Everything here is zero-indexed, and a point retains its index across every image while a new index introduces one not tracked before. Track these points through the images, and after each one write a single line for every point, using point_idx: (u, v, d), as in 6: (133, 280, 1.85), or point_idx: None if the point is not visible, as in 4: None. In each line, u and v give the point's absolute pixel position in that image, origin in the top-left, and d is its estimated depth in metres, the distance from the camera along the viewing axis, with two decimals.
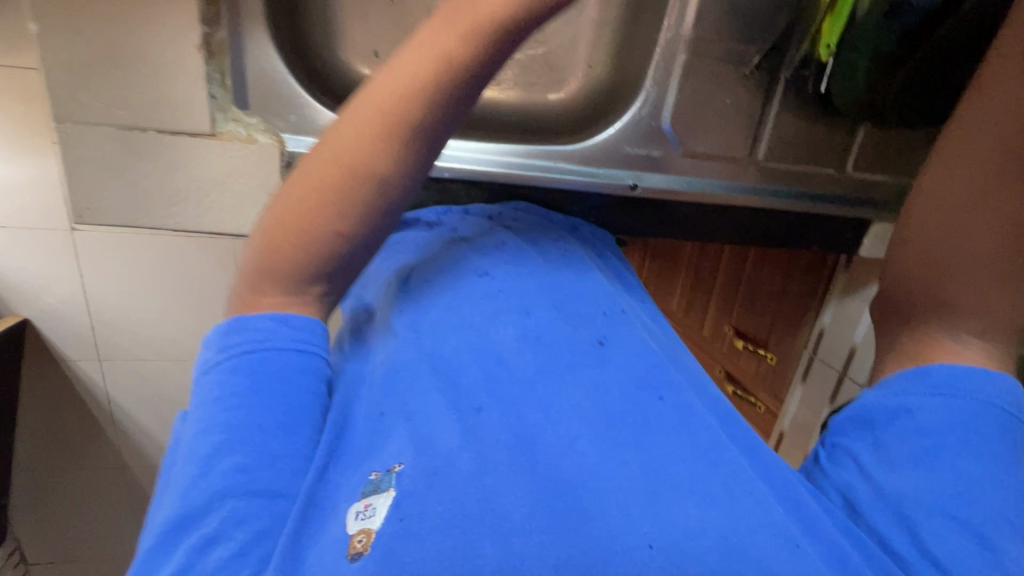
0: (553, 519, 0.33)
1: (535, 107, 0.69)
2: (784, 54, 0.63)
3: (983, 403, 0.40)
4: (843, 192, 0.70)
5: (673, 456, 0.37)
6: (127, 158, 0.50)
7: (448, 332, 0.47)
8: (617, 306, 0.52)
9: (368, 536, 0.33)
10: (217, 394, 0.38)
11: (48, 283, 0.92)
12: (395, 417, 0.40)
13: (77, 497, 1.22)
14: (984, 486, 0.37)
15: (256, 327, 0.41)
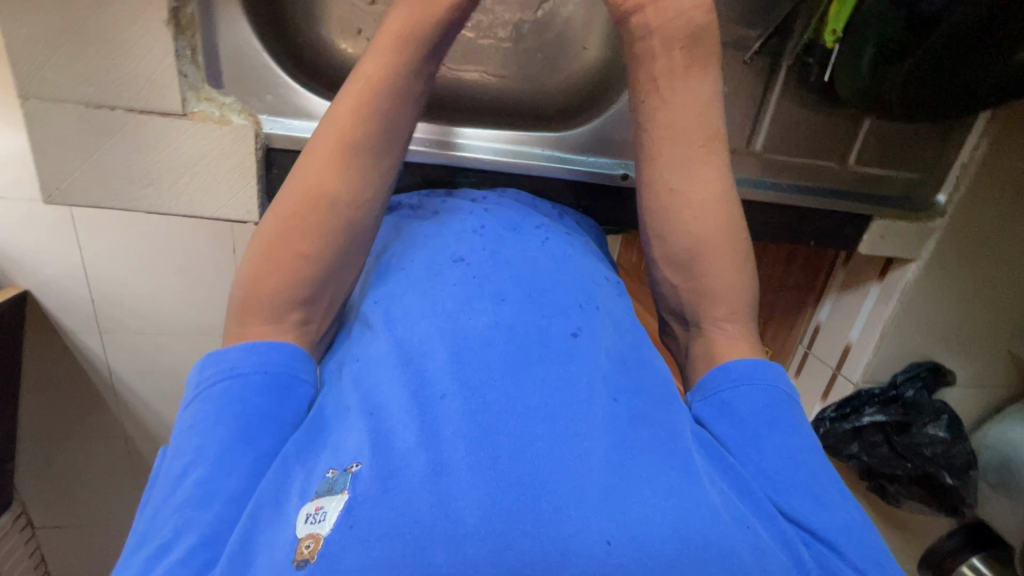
0: (511, 520, 0.31)
1: (526, 91, 0.67)
2: (788, 40, 0.60)
3: (764, 388, 0.43)
4: (844, 186, 0.68)
5: (641, 455, 0.36)
6: (96, 137, 0.48)
7: (417, 318, 0.45)
8: (594, 294, 0.50)
9: (315, 542, 0.31)
10: (191, 423, 0.39)
11: (44, 257, 0.94)
12: (357, 412, 0.38)
13: (79, 466, 1.25)
14: (806, 458, 0.39)
15: (230, 356, 0.41)
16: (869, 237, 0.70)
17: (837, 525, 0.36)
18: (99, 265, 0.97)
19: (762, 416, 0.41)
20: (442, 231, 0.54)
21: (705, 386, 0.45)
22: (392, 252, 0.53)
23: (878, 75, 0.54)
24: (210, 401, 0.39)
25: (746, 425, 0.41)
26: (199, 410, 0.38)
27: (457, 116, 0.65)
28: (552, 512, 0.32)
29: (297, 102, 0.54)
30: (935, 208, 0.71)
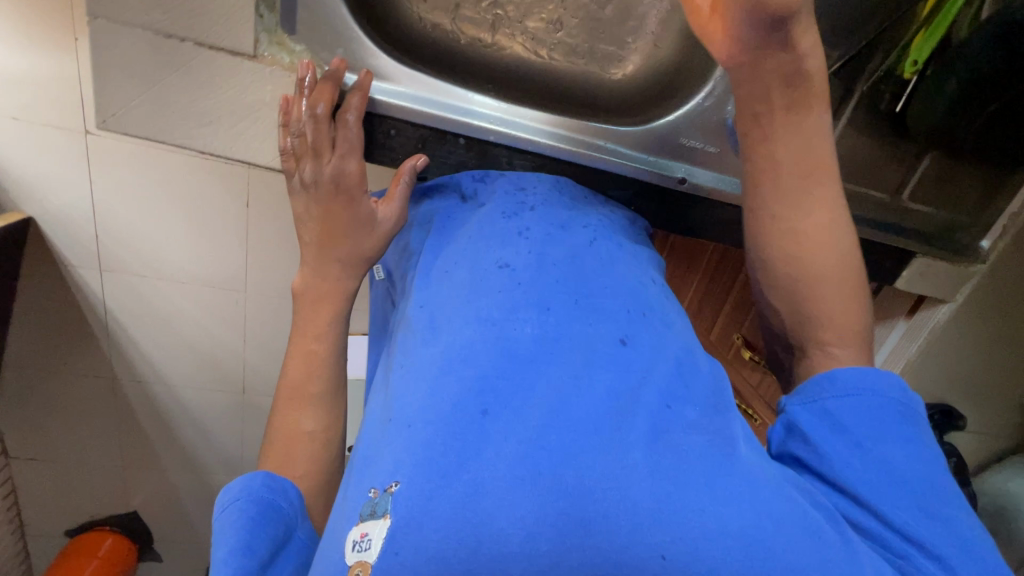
0: (562, 536, 0.30)
1: (593, 80, 0.65)
2: (867, 64, 0.59)
3: (876, 395, 0.42)
4: (898, 220, 0.66)
5: (691, 470, 0.35)
6: (160, 67, 0.47)
7: (459, 325, 0.44)
8: (643, 301, 0.49)
9: (364, 569, 0.30)
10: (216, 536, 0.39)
11: (57, 184, 0.93)
12: (397, 426, 0.38)
13: (65, 398, 1.25)
14: (917, 467, 0.38)
15: (252, 483, 0.43)
16: (909, 274, 0.70)
17: (943, 534, 0.36)
18: (109, 201, 0.96)
19: (870, 426, 0.40)
20: (487, 225, 0.52)
21: (811, 391, 0.45)
22: (438, 253, 0.53)
23: (954, 110, 0.54)
24: (247, 515, 0.40)
25: (852, 434, 0.40)
26: (240, 517, 0.40)
27: (514, 95, 0.62)
28: (604, 526, 0.31)
29: (367, 58, 0.53)
30: (979, 254, 0.69)
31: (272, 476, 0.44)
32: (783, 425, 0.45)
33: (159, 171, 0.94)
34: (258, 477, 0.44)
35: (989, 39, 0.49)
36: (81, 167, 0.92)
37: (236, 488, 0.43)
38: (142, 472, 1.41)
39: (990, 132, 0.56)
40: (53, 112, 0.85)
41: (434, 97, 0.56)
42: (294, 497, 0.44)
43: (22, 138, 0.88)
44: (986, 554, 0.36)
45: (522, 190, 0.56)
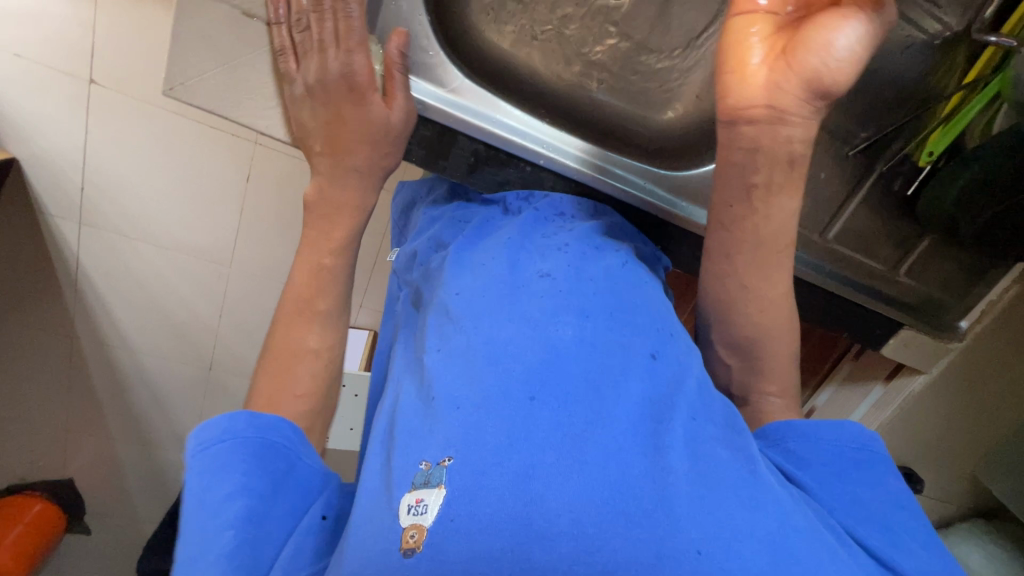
0: (605, 521, 0.33)
1: (635, 122, 0.69)
2: (886, 149, 0.64)
3: (831, 446, 0.45)
4: (889, 291, 0.72)
5: (721, 482, 0.37)
6: (240, 47, 0.48)
7: (502, 320, 0.45)
8: (671, 323, 0.49)
9: (420, 532, 0.34)
10: (213, 471, 0.41)
11: (52, 127, 0.90)
12: (442, 408, 0.39)
13: (21, 351, 1.20)
14: (886, 507, 0.42)
15: (238, 424, 0.43)
16: (894, 342, 0.76)
17: (918, 562, 0.38)
18: (103, 155, 0.94)
19: (833, 463, 0.44)
20: (527, 235, 0.54)
21: (768, 434, 0.47)
22: (475, 246, 0.55)
23: (962, 205, 0.60)
24: (235, 458, 0.41)
25: (813, 471, 0.44)
26: (227, 464, 0.41)
27: (565, 125, 0.66)
28: (644, 520, 0.33)
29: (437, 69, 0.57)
30: (956, 332, 0.75)
31: (257, 415, 0.44)
32: None
33: (165, 130, 0.91)
34: (240, 415, 0.44)
35: (1006, 149, 0.54)
36: (82, 116, 0.89)
37: (219, 426, 0.43)
38: (85, 437, 1.34)
39: (994, 228, 0.60)
40: (63, 55, 0.83)
41: (490, 112, 0.59)
42: (287, 428, 0.44)
43: (24, 79, 0.85)
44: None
45: (560, 204, 0.59)
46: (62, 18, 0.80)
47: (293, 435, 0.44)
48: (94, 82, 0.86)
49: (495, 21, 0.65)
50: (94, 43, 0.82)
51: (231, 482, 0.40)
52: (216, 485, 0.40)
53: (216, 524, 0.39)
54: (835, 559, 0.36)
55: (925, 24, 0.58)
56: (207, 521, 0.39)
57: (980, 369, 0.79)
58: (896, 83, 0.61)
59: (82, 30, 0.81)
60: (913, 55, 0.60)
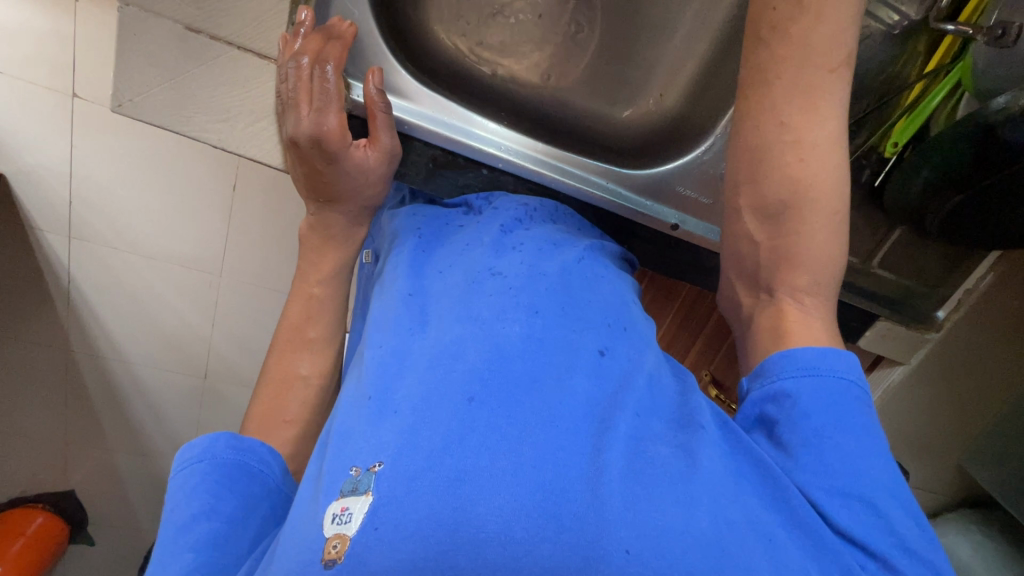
0: (537, 525, 0.32)
1: (603, 122, 0.68)
2: (851, 141, 0.64)
3: (832, 381, 0.41)
4: (863, 283, 0.71)
5: (659, 479, 0.36)
6: (186, 62, 0.48)
7: (450, 323, 0.44)
8: (623, 322, 0.49)
9: (342, 542, 0.33)
10: (194, 484, 0.41)
11: (35, 141, 0.91)
12: (379, 412, 0.39)
13: (15, 366, 1.21)
14: (873, 463, 0.38)
15: (219, 448, 0.44)
16: (872, 334, 0.75)
17: (885, 531, 0.36)
18: (83, 167, 0.94)
19: (827, 411, 0.40)
20: (486, 233, 0.54)
21: (768, 370, 0.44)
22: (426, 251, 0.53)
23: (926, 196, 0.58)
24: (208, 482, 0.42)
25: (810, 420, 0.40)
26: (198, 487, 0.41)
27: (525, 128, 0.65)
28: (575, 526, 0.32)
29: (393, 78, 0.57)
30: (934, 322, 0.76)
31: (238, 440, 0.45)
32: (752, 414, 0.44)
33: (144, 141, 0.92)
34: (221, 439, 0.45)
35: (966, 138, 0.52)
36: (64, 129, 0.90)
37: (197, 448, 0.44)
38: (84, 448, 1.35)
39: (960, 219, 0.58)
40: (46, 71, 0.85)
41: (454, 121, 0.59)
42: (267, 455, 0.46)
43: (10, 98, 0.87)
44: (922, 541, 0.37)
45: (521, 208, 0.58)
46: (41, 33, 0.83)
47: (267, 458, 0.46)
48: (77, 96, 0.87)
49: (454, 25, 0.63)
50: (74, 58, 0.84)
51: (203, 503, 0.40)
52: (189, 501, 0.40)
53: (178, 544, 0.38)
54: (765, 549, 0.34)
55: (884, 13, 0.57)
56: (176, 538, 0.39)
57: (967, 360, 0.78)
58: (863, 72, 0.59)
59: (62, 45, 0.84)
60: (872, 46, 0.58)
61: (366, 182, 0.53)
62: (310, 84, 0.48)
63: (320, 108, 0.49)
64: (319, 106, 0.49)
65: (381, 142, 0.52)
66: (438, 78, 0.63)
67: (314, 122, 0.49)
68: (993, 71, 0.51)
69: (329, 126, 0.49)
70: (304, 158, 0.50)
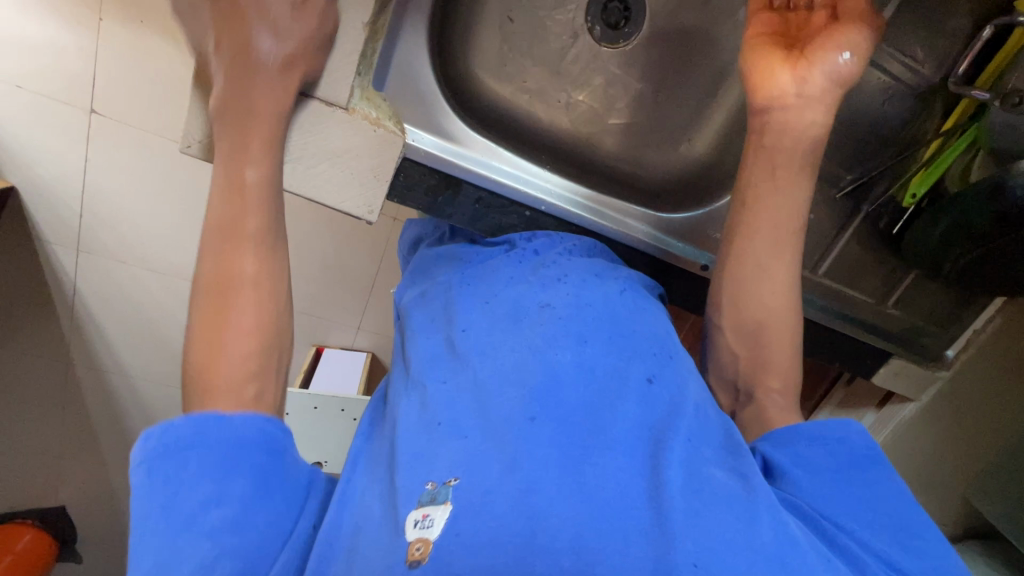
0: (610, 536, 0.34)
1: (635, 165, 0.71)
2: (871, 189, 0.67)
3: (836, 439, 0.47)
4: (877, 322, 0.75)
5: (716, 500, 0.38)
6: None
7: (506, 349, 0.47)
8: (667, 351, 0.51)
9: (425, 545, 0.35)
10: (190, 469, 0.38)
11: (51, 155, 0.92)
12: (447, 432, 0.41)
13: (15, 378, 1.20)
14: (890, 506, 0.43)
15: (207, 424, 0.39)
16: (884, 371, 0.78)
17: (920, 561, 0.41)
18: (100, 182, 0.95)
19: (838, 463, 0.46)
20: (522, 267, 0.57)
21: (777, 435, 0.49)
22: (474, 277, 0.56)
23: (945, 245, 0.61)
24: (207, 465, 0.38)
25: (824, 472, 0.45)
26: (197, 472, 0.38)
27: (563, 169, 0.68)
28: (644, 540, 0.35)
29: (442, 121, 0.59)
30: (945, 361, 0.79)
31: (227, 418, 0.40)
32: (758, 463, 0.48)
33: (164, 159, 0.93)
34: (206, 415, 0.40)
35: (986, 194, 0.54)
36: (81, 143, 0.91)
37: (179, 427, 0.39)
38: (76, 462, 1.33)
39: (976, 268, 0.61)
40: (65, 88, 0.85)
41: (492, 162, 0.62)
42: (267, 425, 0.41)
43: (24, 112, 0.87)
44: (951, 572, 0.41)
45: (566, 245, 0.60)
46: (63, 49, 0.82)
47: (259, 430, 0.40)
48: (94, 112, 0.87)
49: (498, 71, 0.66)
50: (94, 75, 0.84)
51: (208, 488, 0.38)
52: (189, 490, 0.38)
53: (193, 532, 0.37)
54: (826, 564, 0.38)
55: (905, 75, 0.61)
56: (180, 523, 0.37)
57: (972, 394, 0.81)
58: (880, 128, 0.64)
59: (82, 61, 0.83)
60: (895, 104, 0.63)
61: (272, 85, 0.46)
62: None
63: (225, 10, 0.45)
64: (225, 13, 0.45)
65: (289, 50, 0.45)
66: (484, 119, 0.66)
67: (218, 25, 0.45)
68: (1010, 135, 0.54)
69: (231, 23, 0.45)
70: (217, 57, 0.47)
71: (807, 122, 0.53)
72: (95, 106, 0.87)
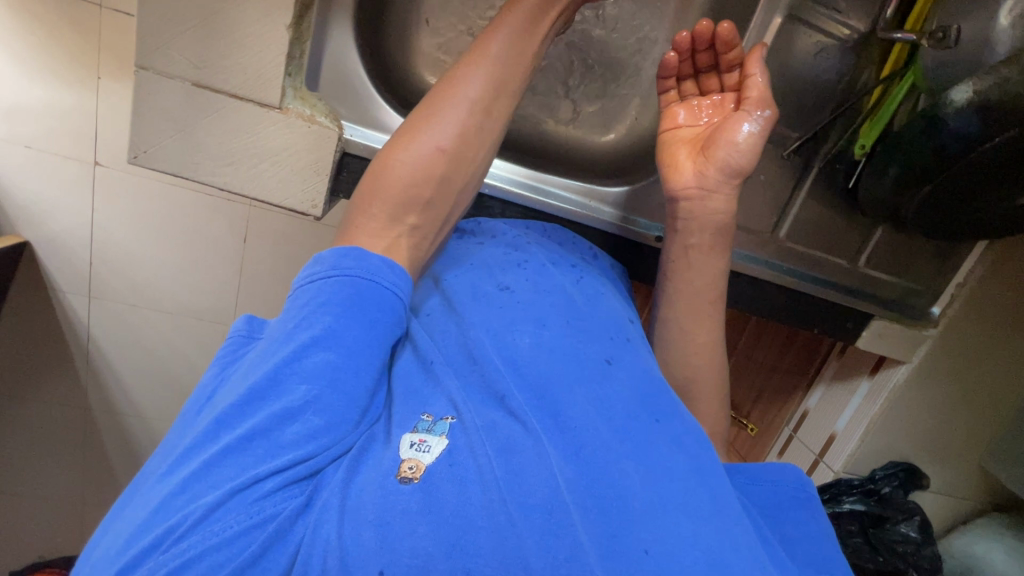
0: (591, 504, 0.39)
1: (586, 146, 0.72)
2: (821, 145, 0.67)
3: (777, 484, 0.52)
4: (853, 284, 0.73)
5: (672, 475, 0.42)
6: (194, 115, 0.53)
7: (484, 319, 0.51)
8: (623, 334, 0.53)
9: (418, 466, 0.40)
10: (321, 300, 0.44)
11: (57, 205, 0.97)
12: (450, 371, 0.48)
13: (34, 428, 1.23)
14: (813, 543, 0.49)
15: (348, 262, 0.46)
16: (869, 334, 0.76)
17: None
18: (105, 228, 1.00)
19: (774, 504, 0.51)
20: (489, 260, 0.57)
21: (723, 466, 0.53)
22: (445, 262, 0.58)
23: (899, 192, 0.60)
24: (336, 294, 0.45)
25: (763, 508, 0.50)
26: (327, 294, 0.45)
27: (514, 157, 0.69)
28: (617, 511, 0.39)
29: (377, 114, 0.60)
30: (931, 318, 0.76)
31: (364, 255, 0.47)
32: None
33: (158, 200, 0.98)
34: (348, 253, 0.47)
35: (922, 131, 0.54)
36: (87, 194, 0.96)
37: (327, 258, 0.47)
38: (99, 508, 1.35)
39: (932, 211, 0.60)
40: (69, 143, 0.91)
41: None
42: (397, 277, 0.47)
43: (32, 166, 0.93)
44: None
45: (519, 231, 0.61)
46: (66, 108, 0.88)
47: (386, 276, 0.47)
48: (99, 164, 0.93)
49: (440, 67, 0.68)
50: (97, 127, 0.90)
51: (324, 320, 0.44)
52: (307, 323, 0.43)
53: (296, 368, 0.42)
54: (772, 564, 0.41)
55: (835, 30, 0.62)
56: (301, 335, 0.43)
57: (968, 354, 0.78)
58: (819, 84, 0.64)
59: (86, 117, 0.89)
60: (828, 58, 0.63)
61: (482, 102, 0.53)
62: (511, 31, 0.54)
63: (492, 44, 0.54)
64: (505, 46, 0.54)
65: (483, 77, 0.53)
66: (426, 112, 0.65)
67: (491, 51, 0.54)
68: (941, 72, 0.54)
69: (505, 56, 0.54)
70: (467, 61, 0.54)
71: (711, 211, 0.57)
72: (101, 159, 0.93)
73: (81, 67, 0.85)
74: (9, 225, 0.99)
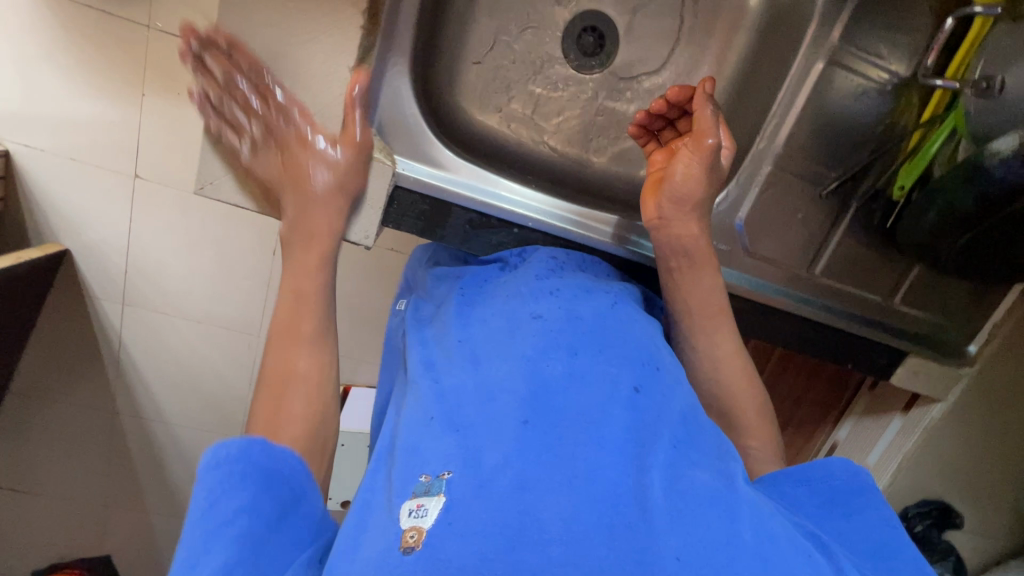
0: (608, 536, 0.33)
1: (621, 179, 0.74)
2: (859, 184, 0.67)
3: (830, 476, 0.47)
4: (888, 321, 0.73)
5: (697, 499, 0.37)
6: (258, 149, 0.58)
7: (493, 361, 0.46)
8: (649, 360, 0.47)
9: (419, 533, 0.34)
10: (213, 492, 0.39)
11: (98, 217, 1.01)
12: (442, 427, 0.41)
13: (64, 431, 1.26)
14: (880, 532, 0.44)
15: (240, 445, 0.41)
16: (903, 371, 0.76)
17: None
18: (142, 239, 1.03)
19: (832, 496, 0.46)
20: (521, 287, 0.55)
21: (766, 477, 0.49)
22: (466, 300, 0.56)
23: (937, 235, 0.61)
24: (229, 483, 0.40)
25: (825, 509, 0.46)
26: (220, 488, 0.40)
27: (554, 189, 0.70)
28: (640, 536, 0.34)
29: (426, 149, 0.62)
30: (966, 356, 0.76)
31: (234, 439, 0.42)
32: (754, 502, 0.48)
33: (195, 213, 1.01)
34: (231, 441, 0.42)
35: (961, 179, 0.55)
36: (126, 206, 1.00)
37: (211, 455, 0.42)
38: (121, 511, 1.38)
39: (974, 252, 0.60)
40: (111, 158, 0.95)
41: (485, 186, 0.64)
42: (284, 446, 0.42)
43: (78, 179, 0.97)
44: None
45: (553, 259, 0.60)
46: (112, 124, 0.92)
47: (268, 449, 0.42)
48: (139, 177, 0.97)
49: (484, 102, 0.70)
50: (138, 141, 0.93)
51: (229, 508, 0.39)
52: (210, 516, 0.39)
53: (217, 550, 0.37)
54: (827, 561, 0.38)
55: (875, 73, 0.63)
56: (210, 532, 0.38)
57: (1005, 394, 0.78)
58: (859, 125, 0.65)
59: (128, 132, 0.93)
60: (868, 100, 0.64)
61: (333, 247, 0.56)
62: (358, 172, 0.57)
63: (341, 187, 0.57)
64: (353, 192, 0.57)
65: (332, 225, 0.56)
66: (472, 146, 0.69)
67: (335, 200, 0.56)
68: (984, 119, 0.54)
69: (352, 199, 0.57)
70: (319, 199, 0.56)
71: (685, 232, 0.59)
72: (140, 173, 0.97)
73: (128, 86, 0.89)
74: (52, 235, 1.02)
